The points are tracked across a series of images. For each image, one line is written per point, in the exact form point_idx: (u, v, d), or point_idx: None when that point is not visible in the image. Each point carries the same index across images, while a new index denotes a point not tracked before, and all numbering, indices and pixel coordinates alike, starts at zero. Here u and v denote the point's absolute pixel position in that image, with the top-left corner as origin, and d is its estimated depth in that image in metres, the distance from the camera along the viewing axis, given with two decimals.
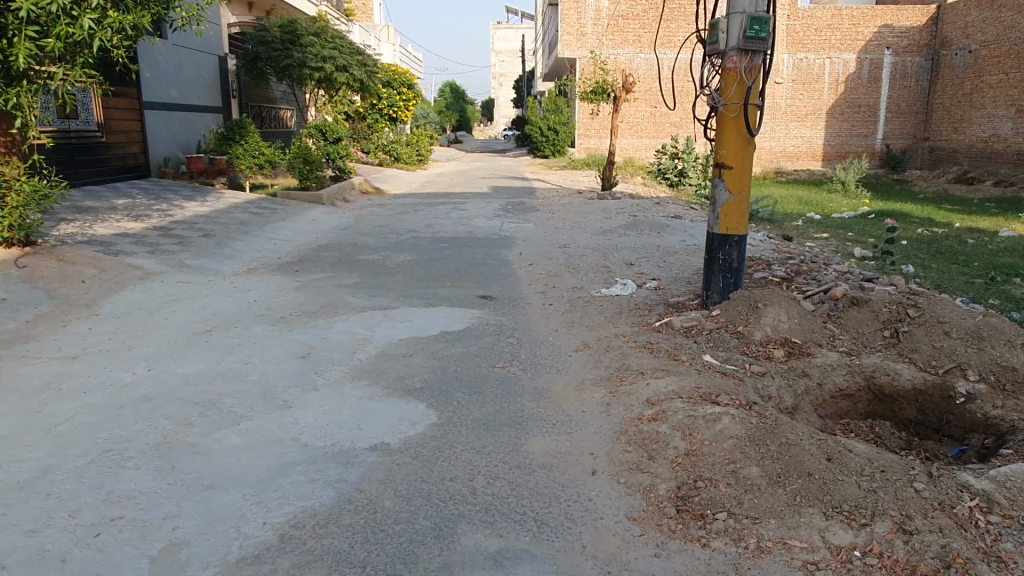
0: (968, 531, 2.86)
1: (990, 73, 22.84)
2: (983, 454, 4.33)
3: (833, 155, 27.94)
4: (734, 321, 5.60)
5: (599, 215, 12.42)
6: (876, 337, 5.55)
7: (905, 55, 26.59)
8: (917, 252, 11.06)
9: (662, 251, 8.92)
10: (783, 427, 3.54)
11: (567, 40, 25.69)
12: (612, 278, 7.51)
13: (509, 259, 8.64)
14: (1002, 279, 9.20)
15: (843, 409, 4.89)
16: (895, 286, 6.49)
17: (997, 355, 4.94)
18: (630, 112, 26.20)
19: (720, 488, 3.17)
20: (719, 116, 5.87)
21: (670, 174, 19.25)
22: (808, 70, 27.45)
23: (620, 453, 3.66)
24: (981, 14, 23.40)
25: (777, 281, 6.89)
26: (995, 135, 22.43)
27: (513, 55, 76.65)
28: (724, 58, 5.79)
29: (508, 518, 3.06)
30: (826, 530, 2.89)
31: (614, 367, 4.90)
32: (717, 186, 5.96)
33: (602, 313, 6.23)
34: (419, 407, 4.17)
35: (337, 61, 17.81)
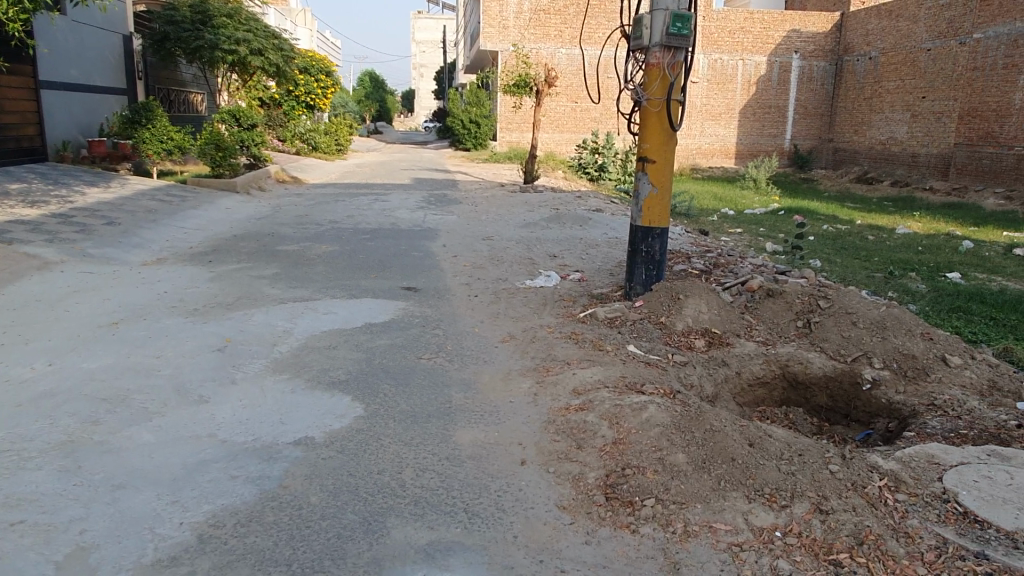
0: (878, 509, 3.01)
1: (888, 79, 24.27)
2: (887, 437, 4.57)
3: (745, 153, 29.01)
4: (656, 312, 5.71)
5: (522, 207, 12.47)
6: (790, 327, 5.78)
7: (811, 60, 27.79)
8: (824, 247, 11.62)
9: (585, 243, 9.03)
10: (707, 414, 3.63)
11: (489, 32, 25.67)
12: (536, 270, 7.54)
13: (433, 251, 8.55)
14: (900, 274, 9.76)
15: (760, 397, 5.08)
16: (806, 279, 6.78)
17: (900, 344, 5.24)
18: (551, 107, 26.40)
19: (648, 475, 3.22)
20: (642, 110, 5.95)
21: (590, 169, 19.49)
22: (722, 71, 28.25)
23: (548, 443, 3.68)
24: (881, 23, 24.76)
25: (696, 273, 7.07)
26: (892, 138, 23.87)
27: (434, 46, 75.99)
28: (647, 53, 5.88)
29: (438, 510, 3.02)
30: (748, 513, 2.98)
31: (540, 358, 4.92)
32: (640, 179, 6.04)
33: (527, 305, 6.24)
34: (344, 400, 4.07)
35: (251, 45, 17.13)
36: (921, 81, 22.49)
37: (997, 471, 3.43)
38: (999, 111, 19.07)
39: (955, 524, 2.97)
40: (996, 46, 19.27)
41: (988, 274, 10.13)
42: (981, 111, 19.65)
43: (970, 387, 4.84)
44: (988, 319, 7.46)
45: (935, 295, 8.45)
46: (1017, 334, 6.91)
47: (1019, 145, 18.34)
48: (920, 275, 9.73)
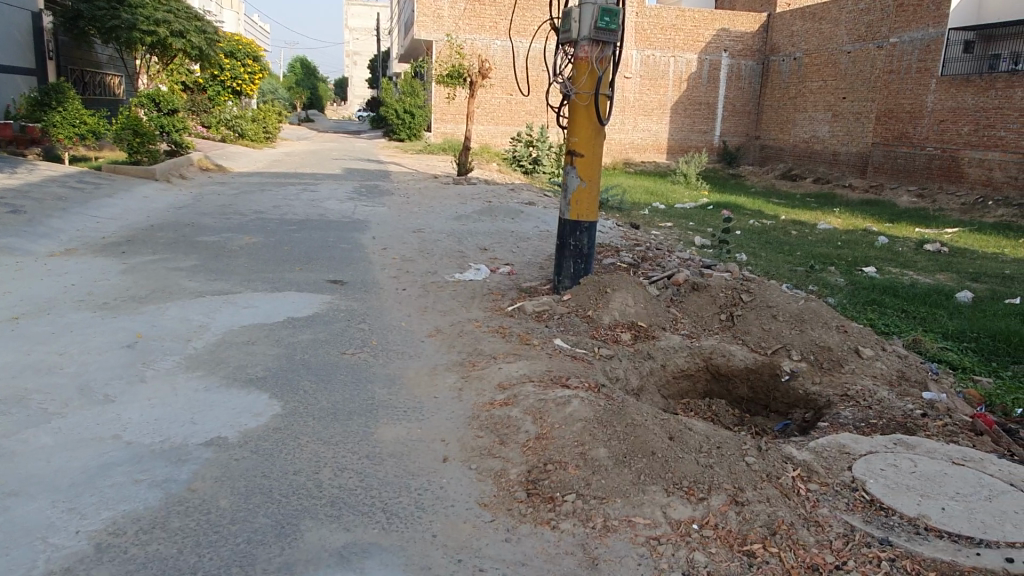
0: (791, 499, 3.09)
1: (811, 79, 25.17)
2: (803, 427, 4.73)
3: (676, 148, 29.10)
4: (584, 305, 5.73)
5: (455, 199, 12.37)
6: (714, 320, 5.88)
7: (739, 58, 28.40)
8: (750, 242, 11.92)
9: (516, 237, 9.01)
10: (629, 408, 3.65)
11: (424, 21, 25.34)
12: (465, 263, 7.46)
13: (361, 243, 8.38)
14: (820, 268, 10.08)
15: (684, 389, 5.18)
16: (731, 273, 6.92)
17: (817, 336, 5.42)
18: (486, 99, 26.24)
19: (569, 470, 3.22)
20: (570, 103, 5.94)
21: (525, 162, 19.50)
22: (654, 67, 28.23)
23: (471, 438, 3.64)
24: (805, 25, 25.61)
25: (624, 267, 7.14)
26: (815, 136, 24.77)
27: (368, 34, 74.64)
28: (576, 47, 5.86)
29: (355, 511, 2.94)
30: (667, 506, 3.00)
31: (466, 352, 4.86)
32: (568, 173, 6.04)
33: (454, 299, 6.17)
34: (262, 398, 3.92)
35: (172, 26, 16.38)
36: (842, 82, 23.49)
37: (902, 458, 3.57)
38: (912, 112, 19.99)
39: (862, 511, 3.07)
40: (911, 50, 20.11)
41: (901, 268, 10.60)
42: (896, 112, 20.56)
43: (881, 378, 5.04)
44: (900, 312, 7.80)
45: (852, 289, 8.77)
46: (925, 326, 7.25)
47: (930, 145, 19.35)
48: (839, 269, 10.09)
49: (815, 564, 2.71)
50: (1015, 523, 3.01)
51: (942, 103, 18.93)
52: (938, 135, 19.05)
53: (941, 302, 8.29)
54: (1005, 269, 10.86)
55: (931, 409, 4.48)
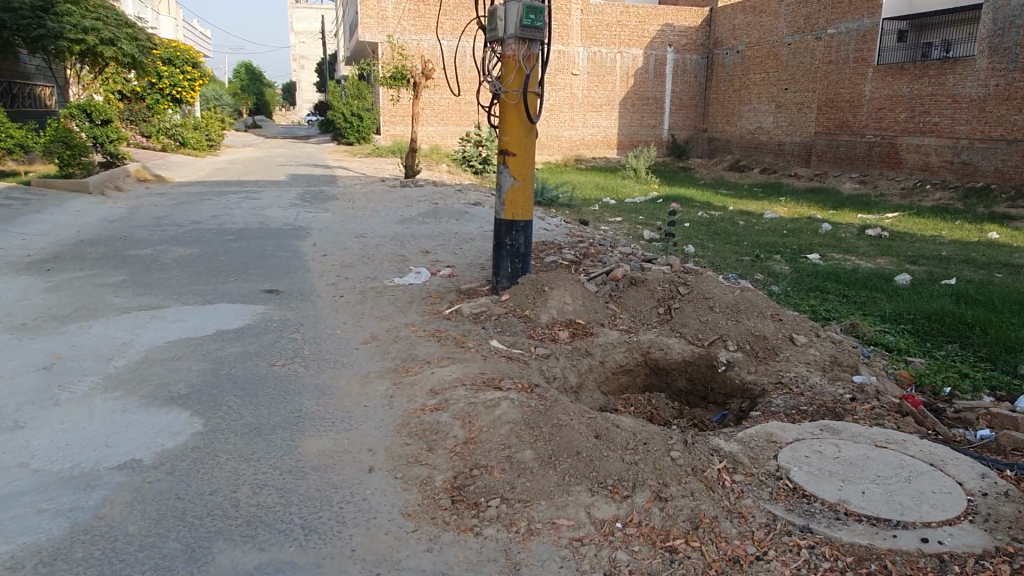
0: (715, 492, 3.11)
1: (755, 71, 25.60)
2: (738, 417, 4.77)
3: (626, 143, 29.05)
4: (522, 305, 5.71)
5: (401, 202, 12.22)
6: (652, 313, 5.88)
7: (684, 53, 28.63)
8: (698, 233, 12.04)
9: (459, 238, 8.94)
10: (557, 408, 3.65)
11: (368, 23, 24.97)
12: (406, 267, 7.38)
13: (300, 250, 8.22)
14: (766, 257, 10.23)
15: (623, 384, 5.18)
16: (670, 266, 6.94)
17: (752, 326, 5.46)
18: (432, 100, 25.95)
19: (493, 475, 3.19)
20: (500, 103, 5.89)
21: (474, 161, 19.35)
22: (601, 63, 28.00)
23: (399, 447, 3.56)
24: (746, 18, 26.08)
25: (566, 264, 7.12)
26: (760, 128, 25.22)
27: (313, 37, 73.50)
28: (503, 46, 5.81)
29: (272, 529, 2.85)
30: (591, 506, 2.99)
31: (400, 358, 4.79)
32: (501, 172, 6.00)
33: (393, 304, 6.08)
34: (183, 415, 3.81)
35: (101, 34, 15.87)
36: (784, 73, 23.94)
37: (827, 444, 3.62)
38: (852, 101, 20.48)
39: (785, 500, 3.09)
40: (848, 40, 20.60)
41: (843, 254, 10.81)
42: (836, 102, 21.05)
43: (814, 364, 5.11)
44: (842, 297, 7.93)
45: (795, 276, 8.91)
46: (863, 310, 7.38)
47: (871, 133, 19.85)
48: (783, 257, 10.25)
49: (736, 557, 2.72)
50: (931, 503, 3.07)
51: (879, 91, 19.43)
52: (877, 122, 19.56)
53: (880, 285, 8.47)
54: (942, 250, 11.15)
55: (861, 393, 4.56)
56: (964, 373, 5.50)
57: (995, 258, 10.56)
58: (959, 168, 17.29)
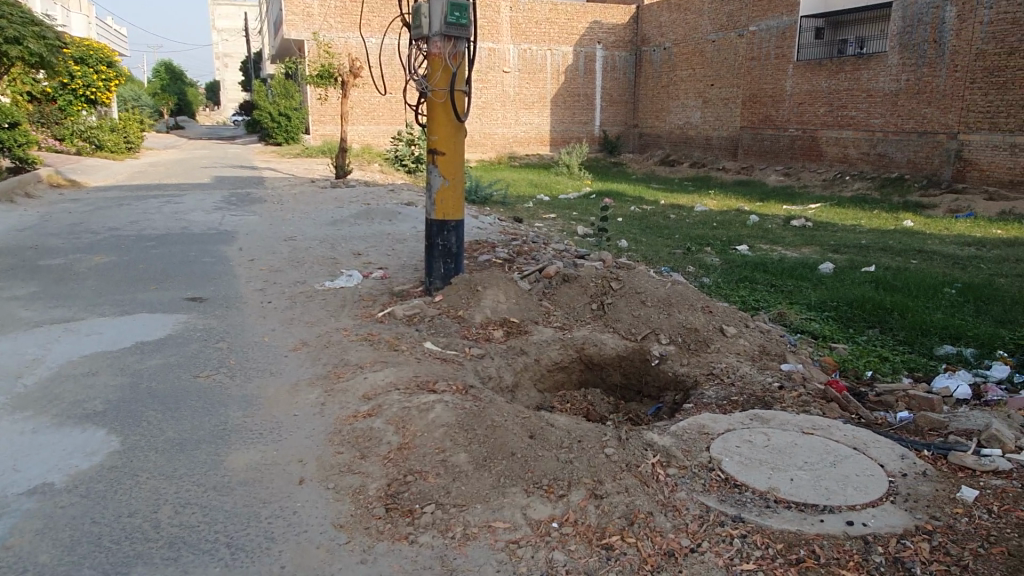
0: (649, 486, 3.13)
1: (682, 68, 26.12)
2: (672, 409, 4.84)
3: (558, 140, 29.14)
4: (455, 305, 5.66)
5: (332, 203, 11.98)
6: (586, 309, 5.90)
7: (613, 50, 28.97)
8: (631, 228, 12.19)
9: (392, 239, 8.81)
10: (491, 410, 3.63)
11: (293, 20, 24.38)
12: (336, 270, 7.22)
13: (226, 256, 7.96)
14: (697, 249, 10.46)
15: (559, 381, 5.21)
16: (603, 262, 6.98)
17: (683, 319, 5.55)
18: (362, 99, 25.59)
19: (428, 479, 3.14)
20: (428, 101, 5.82)
21: (407, 161, 19.12)
22: (532, 61, 27.95)
23: (330, 456, 3.46)
24: (672, 16, 26.62)
25: (500, 262, 7.10)
26: (689, 123, 25.78)
27: (237, 34, 71.30)
28: (428, 43, 5.75)
29: (196, 550, 2.73)
30: (526, 507, 2.97)
31: (331, 363, 4.67)
32: (431, 172, 5.93)
33: (324, 307, 5.95)
34: (99, 433, 3.62)
35: (5, 32, 15.01)
36: (709, 70, 24.55)
37: (757, 433, 3.70)
38: (774, 97, 21.18)
39: (717, 491, 3.14)
40: (769, 37, 21.26)
41: (770, 245, 11.15)
42: (760, 97, 21.72)
43: (744, 354, 5.22)
44: (769, 287, 8.16)
45: (726, 268, 9.12)
46: (790, 299, 7.60)
47: (793, 127, 20.54)
48: (714, 249, 10.49)
49: (671, 550, 2.74)
50: (856, 486, 3.17)
51: (800, 86, 20.15)
52: (798, 117, 20.26)
53: (805, 274, 8.76)
54: (862, 239, 11.63)
55: (788, 380, 4.68)
56: (884, 357, 5.74)
57: (910, 245, 11.05)
58: (876, 159, 18.02)
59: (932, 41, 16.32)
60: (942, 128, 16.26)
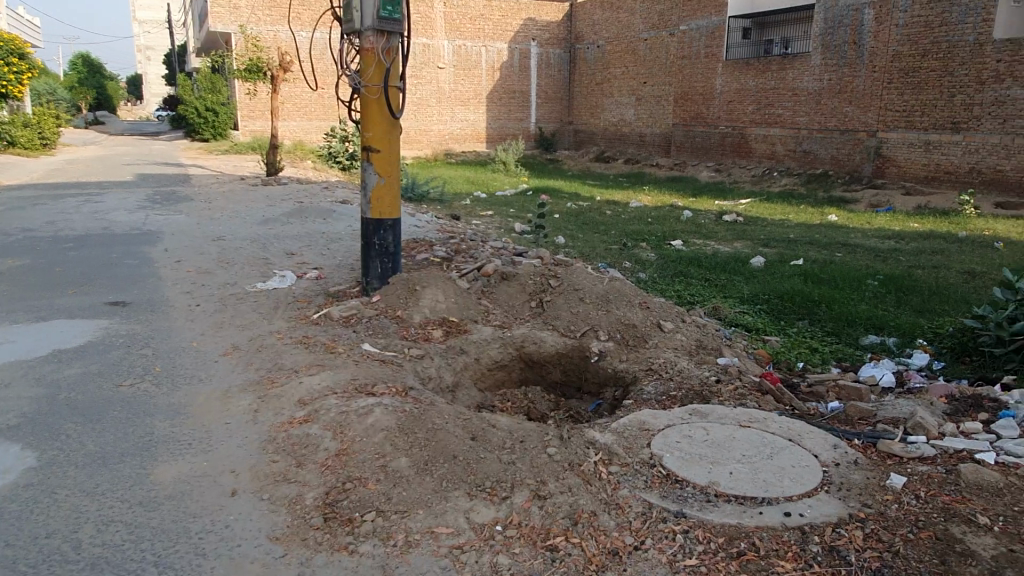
0: (593, 485, 3.13)
1: (615, 65, 26.47)
2: (612, 406, 4.88)
3: (494, 137, 29.04)
4: (394, 306, 5.56)
5: (263, 202, 11.64)
6: (525, 308, 5.88)
7: (547, 47, 29.10)
8: (568, 224, 12.26)
9: (326, 239, 8.61)
10: (431, 412, 3.57)
11: (219, 12, 23.58)
12: (269, 271, 7.01)
13: (151, 257, 7.62)
14: (633, 245, 10.58)
15: (499, 380, 5.19)
16: (541, 259, 6.98)
17: (621, 315, 5.59)
18: (292, 93, 24.90)
19: (368, 486, 3.06)
20: (361, 97, 5.69)
21: (341, 157, 18.77)
22: (467, 57, 27.76)
23: (265, 465, 3.34)
24: (605, 14, 26.94)
25: (438, 261, 7.02)
26: (623, 120, 26.12)
27: (160, 26, 68.68)
28: (361, 37, 5.61)
29: (121, 571, 2.58)
30: (470, 510, 2.92)
31: (265, 368, 4.51)
32: (366, 169, 5.80)
33: (256, 310, 5.76)
34: (13, 450, 3.40)
35: None
36: (641, 68, 24.96)
37: (696, 428, 3.75)
38: (704, 95, 21.67)
39: (659, 487, 3.16)
40: (699, 36, 21.72)
41: (704, 239, 11.39)
42: (691, 95, 22.21)
43: (681, 348, 5.29)
44: (703, 281, 8.33)
45: (661, 263, 9.25)
46: (724, 293, 7.76)
47: (723, 124, 21.04)
48: (649, 245, 10.63)
49: (615, 548, 2.74)
50: (793, 477, 3.23)
51: (729, 85, 20.67)
52: (728, 114, 20.78)
53: (738, 268, 8.97)
54: (790, 233, 12.00)
55: (725, 373, 4.77)
56: (814, 348, 5.92)
57: (835, 238, 11.46)
58: (802, 156, 18.63)
59: (852, 42, 16.96)
60: (862, 126, 16.91)
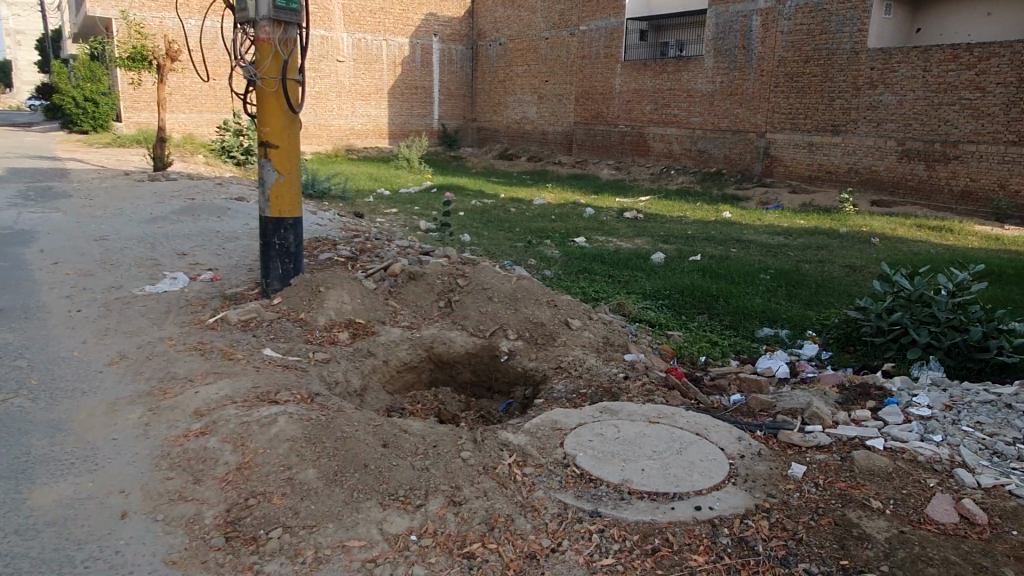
0: (508, 488, 3.10)
1: (517, 63, 26.64)
2: (523, 405, 4.86)
3: (398, 133, 28.30)
4: (296, 308, 5.34)
5: (150, 198, 10.97)
6: (433, 308, 5.79)
7: (449, 43, 28.88)
8: (473, 222, 12.21)
9: (221, 238, 8.20)
10: (339, 420, 3.44)
11: None
12: (158, 273, 6.60)
13: (23, 259, 7.01)
14: (537, 242, 10.65)
15: (409, 381, 5.08)
16: (448, 258, 6.90)
17: (530, 314, 5.58)
18: (181, 84, 23.57)
19: (274, 501, 2.91)
20: (257, 90, 5.43)
21: (235, 152, 17.97)
22: (367, 51, 26.82)
23: (159, 483, 3.11)
24: (506, 12, 27.02)
25: (341, 261, 6.82)
26: (526, 118, 26.31)
27: (30, 9, 63.73)
28: (255, 27, 5.35)
29: None
30: (383, 521, 2.82)
31: (156, 377, 4.22)
32: (263, 166, 5.55)
33: (145, 315, 5.39)
34: None
35: None
36: (543, 67, 25.22)
37: (607, 426, 3.78)
38: (604, 94, 22.12)
39: (573, 487, 3.16)
40: (598, 37, 22.12)
41: (606, 236, 11.60)
42: (591, 94, 22.61)
43: (589, 346, 5.34)
44: (607, 277, 8.47)
45: (566, 260, 9.33)
46: (627, 289, 7.92)
47: (622, 124, 21.56)
48: (553, 242, 10.72)
49: (532, 552, 2.72)
50: (701, 471, 3.31)
51: (627, 85, 21.19)
52: (627, 114, 21.31)
53: (639, 264, 9.18)
54: (687, 230, 12.41)
55: (632, 370, 4.84)
56: (714, 341, 6.13)
57: (730, 235, 11.94)
58: (697, 155, 19.32)
59: (741, 47, 17.74)
60: (752, 127, 17.71)
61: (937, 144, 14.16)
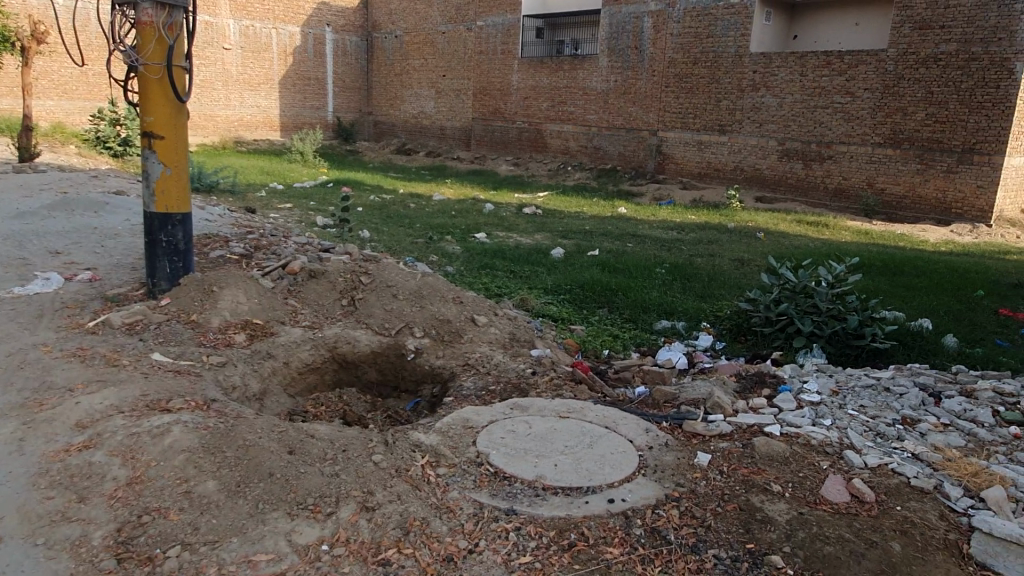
0: (421, 490, 3.04)
1: (413, 57, 26.34)
2: (432, 403, 4.79)
3: (290, 125, 27.22)
4: (188, 309, 5.04)
5: (15, 192, 10.06)
6: (335, 306, 5.61)
7: (343, 34, 28.18)
8: (371, 218, 11.96)
9: (100, 235, 7.63)
10: (240, 427, 3.25)
11: None
12: (28, 273, 6.06)
13: None
14: (438, 238, 10.55)
15: (311, 383, 4.90)
16: (349, 255, 6.70)
17: (436, 311, 5.51)
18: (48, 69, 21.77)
19: (171, 517, 2.72)
20: (138, 76, 5.07)
21: (112, 143, 16.83)
22: (256, 39, 25.61)
23: (38, 503, 2.85)
24: (401, 4, 26.61)
25: (235, 258, 6.49)
26: (423, 112, 26.07)
27: None
28: (136, 9, 5.00)
29: None
30: (292, 532, 2.69)
31: (30, 388, 3.87)
32: (147, 158, 5.20)
33: (14, 318, 4.94)
34: None
35: None
36: (440, 61, 25.08)
37: (519, 422, 3.77)
38: (501, 90, 22.20)
39: (488, 486, 3.13)
40: (495, 33, 22.17)
41: (506, 232, 11.65)
42: (488, 90, 22.64)
43: (496, 342, 5.33)
44: (509, 273, 8.49)
45: (467, 256, 9.28)
46: (529, 285, 7.96)
47: (520, 120, 21.73)
48: (454, 238, 10.64)
49: (449, 554, 2.67)
50: (612, 464, 3.36)
51: (524, 82, 21.37)
52: (525, 110, 21.51)
53: (540, 260, 9.26)
54: (585, 225, 12.64)
55: (539, 365, 4.87)
56: (615, 335, 6.26)
57: (626, 230, 12.26)
58: (592, 152, 19.72)
59: (634, 47, 18.22)
60: (645, 126, 18.25)
61: (813, 144, 15.08)
